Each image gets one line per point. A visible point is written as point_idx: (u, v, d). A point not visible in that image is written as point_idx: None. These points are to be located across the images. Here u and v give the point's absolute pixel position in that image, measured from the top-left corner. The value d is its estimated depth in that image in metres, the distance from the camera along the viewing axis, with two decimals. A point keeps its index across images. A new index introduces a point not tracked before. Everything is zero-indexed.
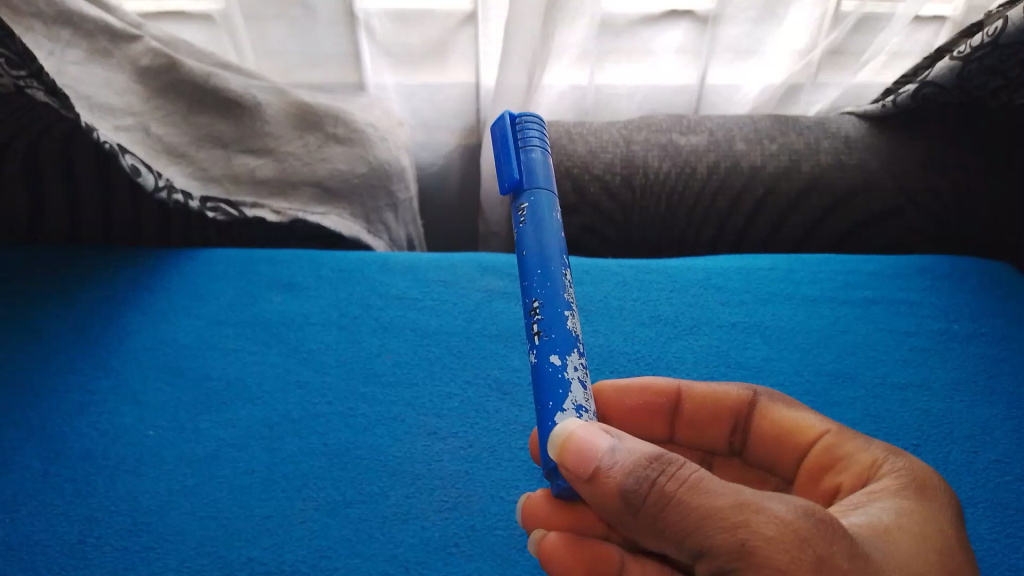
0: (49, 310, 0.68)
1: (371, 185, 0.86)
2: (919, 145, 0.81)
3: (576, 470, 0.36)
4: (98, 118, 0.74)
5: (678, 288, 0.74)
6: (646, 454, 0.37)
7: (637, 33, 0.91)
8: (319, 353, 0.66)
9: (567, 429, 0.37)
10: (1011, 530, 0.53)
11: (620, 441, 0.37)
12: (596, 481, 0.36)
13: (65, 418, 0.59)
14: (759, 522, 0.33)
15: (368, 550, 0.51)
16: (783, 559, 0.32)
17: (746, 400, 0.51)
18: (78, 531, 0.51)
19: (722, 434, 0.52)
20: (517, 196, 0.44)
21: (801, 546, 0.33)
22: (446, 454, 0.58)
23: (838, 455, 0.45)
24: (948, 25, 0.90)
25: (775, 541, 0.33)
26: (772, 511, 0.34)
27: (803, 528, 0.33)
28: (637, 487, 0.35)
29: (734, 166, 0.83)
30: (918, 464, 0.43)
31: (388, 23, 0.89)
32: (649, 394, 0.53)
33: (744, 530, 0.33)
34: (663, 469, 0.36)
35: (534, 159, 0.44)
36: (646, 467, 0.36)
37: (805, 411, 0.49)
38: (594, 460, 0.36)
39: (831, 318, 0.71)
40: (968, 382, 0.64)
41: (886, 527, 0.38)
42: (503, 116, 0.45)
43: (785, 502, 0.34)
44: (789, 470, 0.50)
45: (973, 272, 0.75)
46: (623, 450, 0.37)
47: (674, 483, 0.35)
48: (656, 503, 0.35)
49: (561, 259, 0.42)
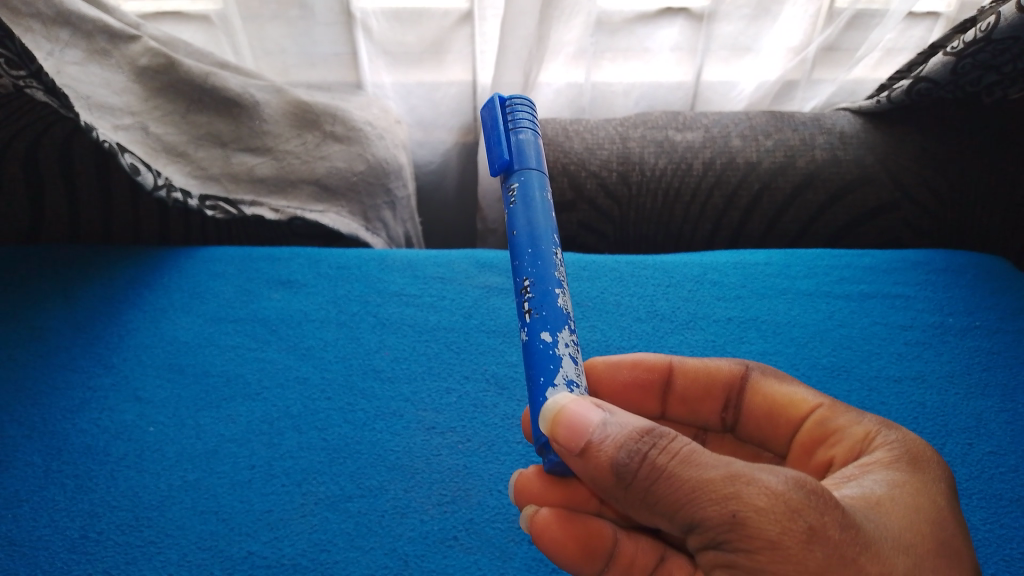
0: (50, 309, 0.69)
1: (369, 183, 0.86)
2: (914, 141, 0.82)
3: (568, 443, 0.37)
4: (98, 117, 0.75)
5: (675, 283, 0.74)
6: (638, 428, 0.38)
7: (633, 30, 0.91)
8: (318, 349, 0.66)
9: (559, 402, 0.38)
10: (1005, 520, 0.53)
11: (612, 417, 0.38)
12: (587, 455, 0.37)
13: (66, 415, 0.60)
14: (749, 494, 0.34)
15: (368, 544, 0.51)
16: (773, 530, 0.33)
17: (739, 375, 0.52)
18: (80, 526, 0.52)
19: (715, 410, 0.53)
20: (507, 177, 0.45)
21: (792, 516, 0.33)
22: (445, 448, 0.58)
23: (832, 429, 0.46)
24: (942, 21, 0.90)
25: (765, 512, 0.33)
26: (763, 483, 0.34)
27: (793, 499, 0.33)
28: (629, 460, 0.36)
29: (729, 163, 0.83)
30: (911, 437, 0.43)
31: (385, 22, 0.90)
32: (641, 369, 0.54)
33: (733, 502, 0.34)
34: (655, 443, 0.36)
35: (523, 140, 0.45)
36: (637, 442, 0.37)
37: (797, 385, 0.50)
38: (586, 434, 0.37)
39: (827, 311, 0.71)
40: (962, 375, 0.65)
41: (878, 499, 0.38)
42: (493, 98, 0.46)
43: (777, 474, 0.34)
44: (781, 443, 0.50)
45: (967, 266, 0.76)
46: (614, 425, 0.38)
47: (665, 456, 0.36)
48: (648, 476, 0.36)
49: (550, 237, 0.43)
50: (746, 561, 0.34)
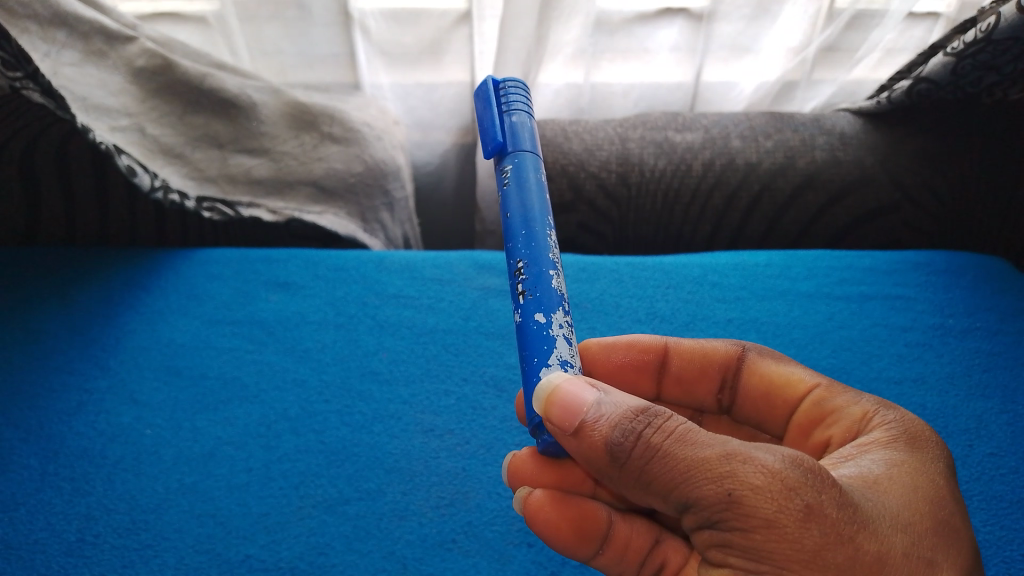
0: (46, 311, 0.68)
1: (366, 184, 0.86)
2: (915, 142, 0.82)
3: (562, 422, 0.37)
4: (94, 118, 0.75)
5: (675, 285, 0.74)
6: (633, 407, 0.37)
7: (632, 30, 0.91)
8: (316, 352, 0.66)
9: (553, 381, 0.37)
10: (1006, 521, 0.53)
11: (607, 395, 0.38)
12: (581, 435, 0.37)
13: (63, 418, 0.59)
14: (745, 472, 0.33)
15: (366, 547, 0.51)
16: (769, 508, 0.33)
17: (735, 356, 0.51)
18: (76, 530, 0.51)
19: (711, 392, 0.53)
20: (500, 159, 0.44)
21: (789, 495, 0.33)
22: (443, 451, 0.58)
23: (828, 409, 0.46)
24: (942, 22, 0.90)
25: (762, 491, 0.33)
26: (759, 461, 0.34)
27: (790, 477, 0.33)
28: (623, 440, 0.36)
29: (729, 164, 0.83)
30: (910, 417, 0.43)
31: (382, 22, 0.89)
32: (635, 351, 0.53)
33: (729, 480, 0.33)
34: (650, 422, 0.36)
35: (517, 122, 0.44)
36: (632, 421, 0.37)
37: (794, 365, 0.50)
38: (581, 414, 0.36)
39: (827, 313, 0.71)
40: (963, 376, 0.64)
41: (876, 478, 0.38)
42: (486, 81, 0.46)
43: (774, 452, 0.34)
44: (777, 424, 0.50)
45: (968, 267, 0.75)
46: (609, 403, 0.38)
47: (661, 435, 0.36)
48: (642, 455, 0.36)
49: (544, 219, 0.42)
50: (741, 540, 0.34)
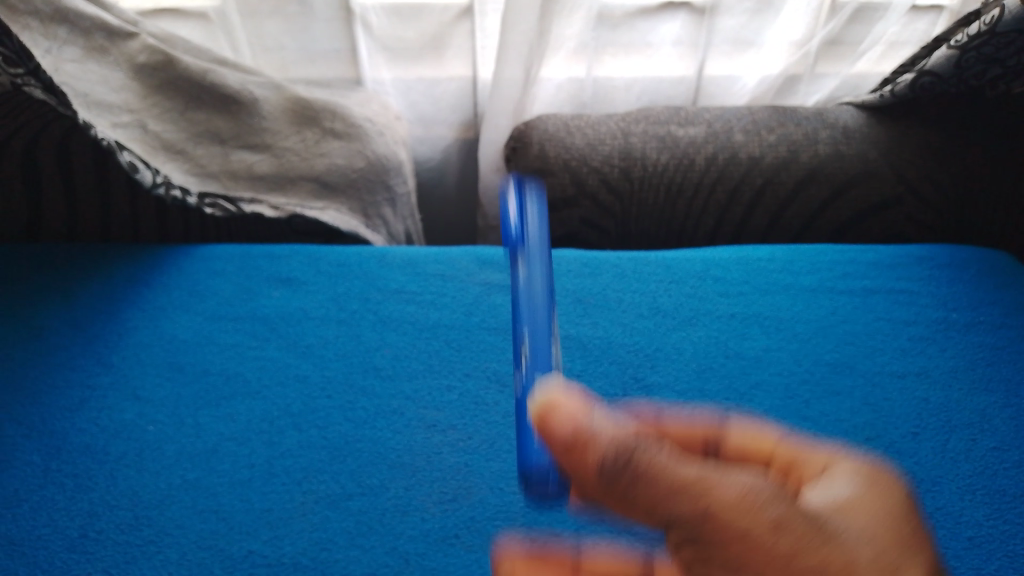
0: (48, 308, 0.68)
1: (368, 179, 0.85)
2: (918, 136, 0.81)
3: (553, 435, 0.32)
4: (96, 115, 0.76)
5: (677, 280, 0.74)
6: (624, 426, 0.32)
7: (634, 24, 0.90)
8: (318, 347, 0.66)
9: (548, 395, 0.33)
10: (1009, 516, 0.53)
11: (597, 417, 0.32)
12: (570, 450, 0.32)
13: (65, 414, 0.59)
14: (728, 500, 0.30)
15: (368, 542, 0.51)
16: (747, 539, 0.29)
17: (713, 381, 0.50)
18: (79, 526, 0.51)
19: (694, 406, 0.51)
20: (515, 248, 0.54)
21: (762, 521, 0.30)
22: (445, 446, 0.58)
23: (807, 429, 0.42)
24: (946, 15, 0.90)
25: (740, 519, 0.30)
26: (740, 488, 0.30)
27: (767, 505, 0.30)
28: (618, 462, 0.31)
29: (732, 158, 0.82)
30: None
31: (384, 17, 0.89)
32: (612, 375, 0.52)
33: (713, 508, 0.30)
34: (645, 443, 0.31)
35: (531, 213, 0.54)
36: (626, 442, 0.31)
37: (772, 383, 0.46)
38: (573, 427, 0.31)
39: (830, 307, 0.71)
40: (966, 370, 0.64)
41: (850, 502, 0.34)
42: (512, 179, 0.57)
43: (754, 480, 0.31)
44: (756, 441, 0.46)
45: (971, 261, 0.75)
46: (600, 426, 0.31)
47: (654, 455, 0.31)
48: (637, 478, 0.31)
49: (545, 307, 0.50)
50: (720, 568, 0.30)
